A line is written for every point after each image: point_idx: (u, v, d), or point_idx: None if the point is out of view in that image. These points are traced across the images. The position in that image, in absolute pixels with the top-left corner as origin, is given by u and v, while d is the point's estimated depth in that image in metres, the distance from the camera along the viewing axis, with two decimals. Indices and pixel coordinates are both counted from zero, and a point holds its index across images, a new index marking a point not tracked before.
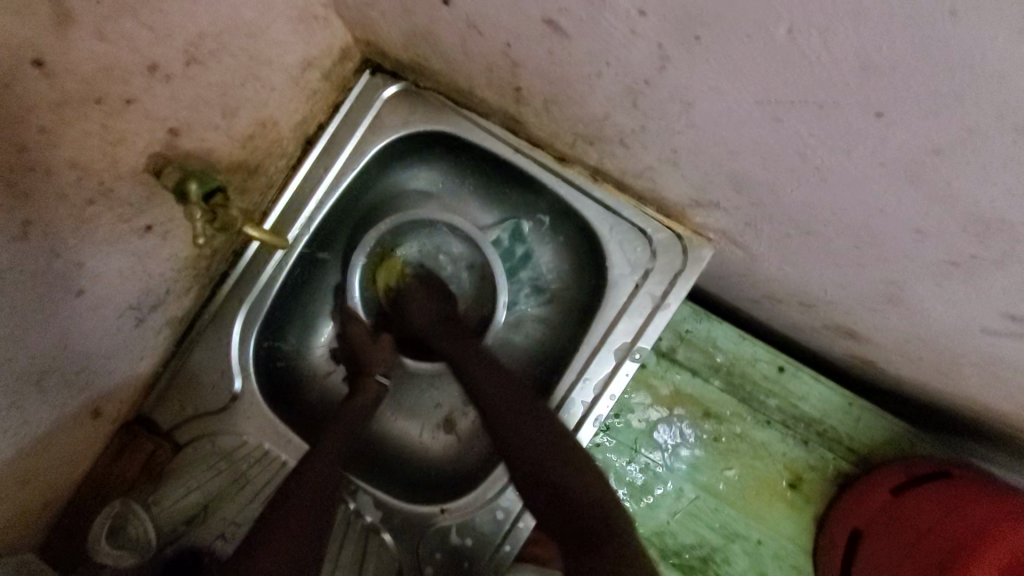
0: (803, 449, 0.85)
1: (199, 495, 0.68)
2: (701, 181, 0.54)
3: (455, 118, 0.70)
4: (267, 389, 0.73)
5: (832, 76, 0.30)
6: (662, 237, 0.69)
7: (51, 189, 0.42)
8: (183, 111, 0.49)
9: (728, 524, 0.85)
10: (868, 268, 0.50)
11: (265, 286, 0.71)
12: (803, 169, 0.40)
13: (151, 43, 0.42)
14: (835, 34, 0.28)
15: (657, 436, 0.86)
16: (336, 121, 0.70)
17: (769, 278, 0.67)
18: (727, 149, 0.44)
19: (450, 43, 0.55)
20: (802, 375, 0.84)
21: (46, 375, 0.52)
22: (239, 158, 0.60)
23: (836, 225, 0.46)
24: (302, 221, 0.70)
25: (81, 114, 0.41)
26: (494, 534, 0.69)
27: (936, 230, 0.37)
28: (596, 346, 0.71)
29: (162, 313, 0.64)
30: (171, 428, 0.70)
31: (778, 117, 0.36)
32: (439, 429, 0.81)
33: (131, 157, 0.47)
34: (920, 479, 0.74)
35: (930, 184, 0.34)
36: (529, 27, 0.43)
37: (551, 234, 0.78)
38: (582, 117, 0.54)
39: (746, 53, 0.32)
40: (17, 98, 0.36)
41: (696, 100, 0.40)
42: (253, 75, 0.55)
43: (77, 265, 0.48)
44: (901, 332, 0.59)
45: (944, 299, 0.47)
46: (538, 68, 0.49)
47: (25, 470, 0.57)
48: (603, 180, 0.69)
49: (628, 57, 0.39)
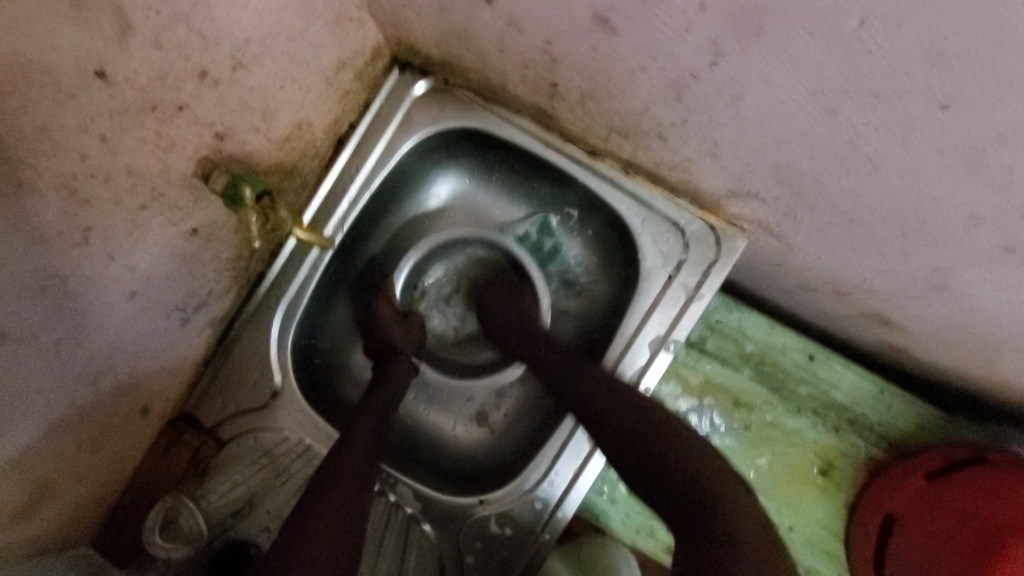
0: (835, 437, 0.85)
1: (242, 491, 0.70)
2: (741, 172, 0.54)
3: (485, 113, 0.70)
4: (306, 386, 0.74)
5: (895, 68, 0.30)
6: (695, 228, 0.69)
7: (108, 195, 0.43)
8: (227, 115, 0.50)
9: (760, 510, 0.86)
10: (913, 255, 0.50)
11: (301, 284, 0.72)
12: (854, 158, 0.40)
13: (200, 50, 0.43)
14: (902, 27, 0.28)
15: (687, 426, 0.87)
16: (366, 119, 0.70)
17: (804, 266, 0.67)
18: (774, 140, 0.44)
19: (484, 40, 0.55)
20: (834, 363, 0.84)
21: (99, 377, 0.54)
22: (278, 160, 0.61)
23: (883, 212, 0.45)
24: (337, 219, 0.70)
25: (136, 123, 0.42)
26: (533, 524, 0.71)
27: (993, 216, 0.37)
28: (630, 338, 0.71)
29: (205, 314, 0.66)
30: (214, 424, 0.72)
31: (833, 108, 0.36)
32: (472, 421, 0.82)
33: (180, 162, 0.48)
34: (956, 464, 0.73)
35: (990, 171, 0.34)
36: (573, 24, 0.43)
37: (580, 227, 0.78)
38: (618, 110, 0.54)
39: (805, 45, 0.32)
40: (79, 107, 0.37)
41: (746, 92, 0.40)
42: (292, 77, 0.56)
43: (129, 269, 0.49)
44: (944, 318, 0.59)
45: (993, 285, 0.46)
46: (578, 63, 0.49)
47: (80, 467, 0.58)
48: (634, 173, 0.69)
49: (677, 51, 0.39)
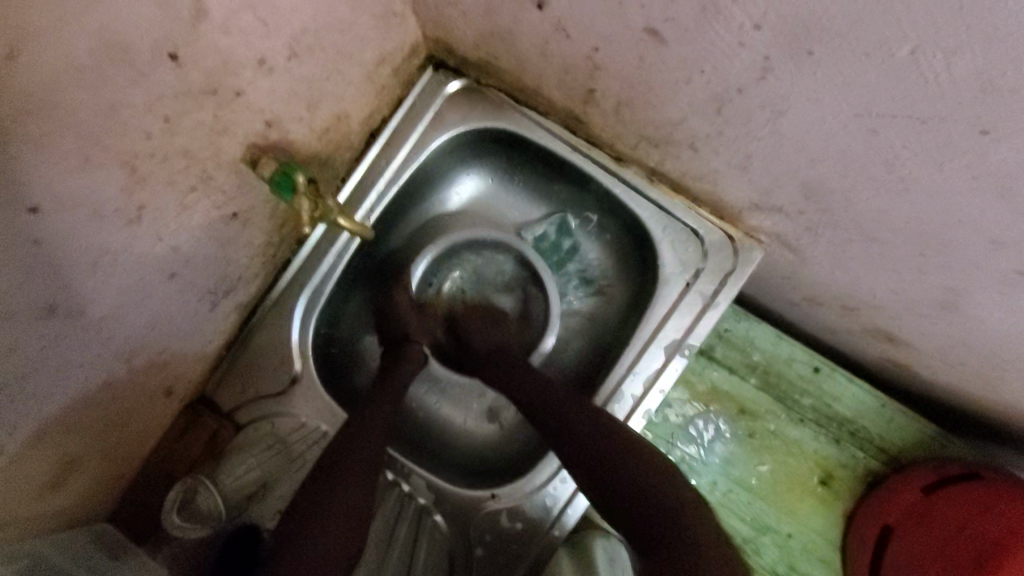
0: (834, 448, 0.87)
1: (258, 475, 0.70)
2: (768, 186, 0.56)
3: (515, 115, 0.72)
4: (324, 373, 0.75)
5: (941, 94, 0.32)
6: (714, 238, 0.71)
7: (163, 175, 0.44)
8: (276, 104, 0.51)
9: (760, 517, 0.88)
10: (928, 275, 0.52)
11: (326, 272, 0.73)
12: (885, 178, 0.42)
13: (262, 39, 0.44)
14: (953, 56, 0.30)
15: (692, 431, 0.89)
16: (399, 114, 0.72)
17: (817, 281, 0.69)
18: (808, 156, 0.46)
19: (527, 44, 0.57)
20: (839, 376, 0.86)
21: (133, 354, 0.55)
22: (316, 150, 0.62)
23: (904, 231, 0.48)
24: (364, 210, 0.71)
25: (197, 106, 0.43)
26: (542, 520, 0.72)
27: (1015, 241, 0.39)
28: (646, 341, 0.73)
29: (233, 298, 0.66)
30: (233, 408, 0.73)
31: (873, 129, 0.38)
32: (483, 417, 0.83)
33: (230, 147, 0.49)
34: (950, 479, 0.76)
35: (1020, 198, 0.36)
36: (625, 32, 0.45)
37: (599, 231, 0.80)
38: (653, 120, 0.56)
39: (857, 66, 0.34)
40: (149, 88, 0.38)
41: (789, 108, 0.42)
42: (337, 69, 0.57)
43: (172, 248, 0.50)
44: (951, 338, 0.61)
45: (1005, 307, 0.49)
46: (621, 72, 0.51)
47: (104, 444, 0.59)
48: (658, 180, 0.71)
49: (726, 65, 0.41)
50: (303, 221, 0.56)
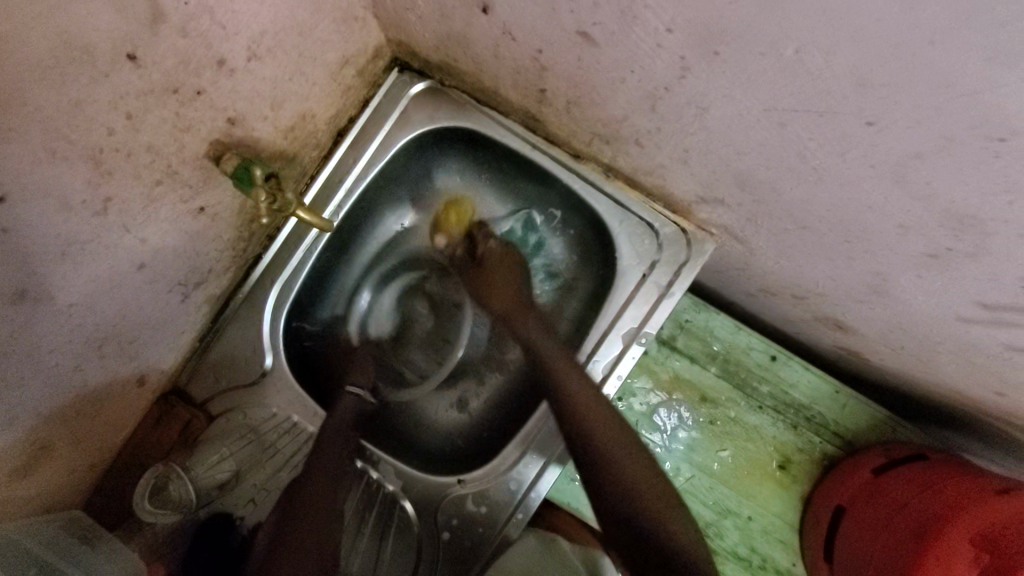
0: (792, 433, 0.91)
1: (231, 463, 0.73)
2: (709, 179, 0.59)
3: (477, 114, 0.75)
4: (295, 365, 0.78)
5: (829, 88, 0.36)
6: (668, 231, 0.74)
7: (128, 169, 0.47)
8: (239, 103, 0.54)
9: (722, 501, 0.91)
10: (856, 260, 0.56)
11: (296, 267, 0.75)
12: (801, 168, 0.46)
13: (221, 41, 0.47)
14: (834, 54, 0.33)
15: (657, 419, 0.92)
16: (366, 115, 0.75)
17: (765, 271, 0.73)
18: (735, 149, 0.49)
19: (481, 46, 0.60)
20: (794, 364, 0.90)
21: (104, 342, 0.57)
22: (282, 147, 0.64)
23: (829, 219, 0.51)
24: (333, 207, 0.74)
25: (160, 104, 0.46)
26: (507, 503, 0.75)
27: (919, 225, 0.43)
28: (605, 331, 0.76)
29: (203, 291, 0.69)
30: (206, 400, 0.75)
31: (783, 122, 0.42)
32: (453, 407, 0.85)
33: (194, 143, 0.52)
34: (899, 461, 0.81)
35: (913, 183, 0.39)
36: (562, 36, 0.48)
37: (562, 226, 0.83)
38: (600, 118, 0.60)
39: (758, 65, 0.38)
40: (112, 86, 0.41)
41: (710, 105, 0.45)
42: (300, 70, 0.60)
43: (140, 240, 0.53)
44: (887, 321, 0.65)
45: (923, 289, 0.53)
46: (565, 72, 0.54)
47: (76, 431, 0.61)
48: (614, 176, 0.74)
49: (652, 65, 0.45)
50: (262, 213, 0.59)
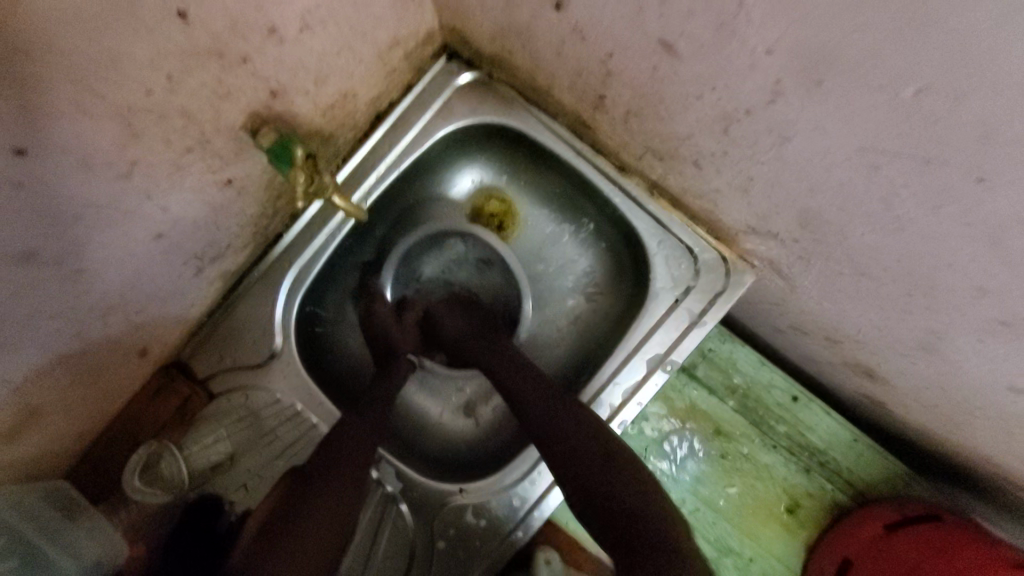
0: (803, 477, 0.87)
1: (226, 446, 0.69)
2: (766, 211, 0.56)
3: (523, 113, 0.71)
4: (305, 351, 0.74)
5: (943, 136, 0.33)
6: (708, 257, 0.71)
7: (159, 133, 0.44)
8: (283, 75, 0.51)
9: (723, 538, 0.87)
10: (912, 315, 0.52)
11: (316, 251, 0.72)
12: (879, 215, 0.43)
13: (274, 7, 0.44)
14: (961, 100, 0.30)
15: (666, 446, 0.89)
16: (407, 99, 0.71)
17: (803, 310, 0.70)
18: (807, 184, 0.46)
19: (542, 42, 0.56)
20: (814, 407, 0.87)
21: (111, 310, 0.54)
22: (319, 125, 0.61)
23: (894, 269, 0.48)
24: (362, 192, 0.71)
25: (202, 67, 0.42)
26: (508, 519, 0.72)
27: (1000, 290, 0.39)
28: (629, 353, 0.72)
29: (219, 265, 0.66)
30: (207, 376, 0.71)
31: (874, 165, 0.39)
32: (459, 411, 0.83)
33: (231, 112, 0.48)
34: (912, 518, 0.77)
35: (1008, 249, 0.36)
36: (640, 43, 0.45)
37: (594, 239, 0.80)
38: (660, 133, 0.56)
39: (864, 102, 0.35)
40: (153, 42, 0.37)
41: (792, 136, 0.43)
42: (349, 47, 0.56)
43: (161, 208, 0.50)
44: (928, 381, 0.61)
45: (982, 357, 0.49)
46: (633, 81, 0.51)
47: (70, 398, 0.58)
48: (659, 195, 0.71)
49: (738, 86, 0.42)
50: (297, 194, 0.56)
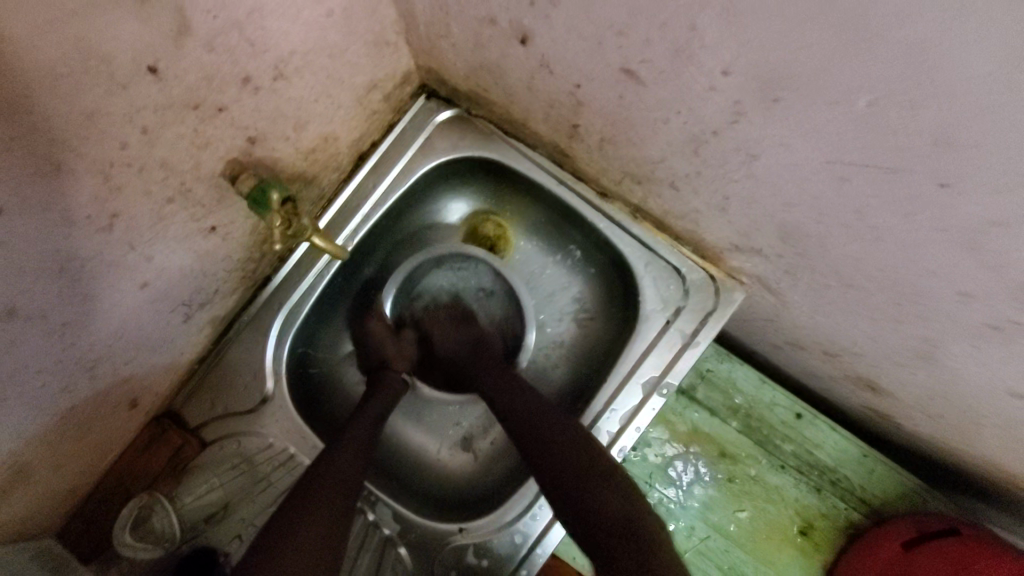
0: (816, 497, 0.84)
1: (221, 494, 0.68)
2: (746, 228, 0.56)
3: (504, 145, 0.73)
4: (297, 394, 0.73)
5: (906, 145, 0.33)
6: (696, 277, 0.71)
7: (139, 185, 0.45)
8: (260, 122, 0.52)
9: (738, 567, 0.84)
10: (903, 324, 0.51)
11: (306, 291, 0.72)
12: (855, 226, 0.43)
13: (249, 59, 0.46)
14: (915, 109, 0.31)
15: (672, 472, 0.87)
16: (389, 140, 0.73)
17: (796, 325, 0.69)
18: (781, 200, 0.47)
19: (513, 76, 0.58)
20: (820, 423, 0.84)
21: (98, 362, 0.54)
22: (301, 168, 0.63)
23: (878, 278, 0.47)
24: (348, 231, 0.72)
25: (180, 119, 0.44)
26: (510, 558, 0.69)
27: (981, 293, 0.39)
28: (624, 378, 0.71)
29: (207, 311, 0.66)
30: (199, 425, 0.70)
31: (841, 176, 0.40)
32: (457, 447, 0.81)
33: (210, 160, 0.50)
34: (931, 535, 0.73)
35: (982, 250, 0.36)
36: (605, 72, 0.47)
37: (581, 266, 0.80)
38: (635, 157, 0.57)
39: (823, 113, 0.36)
40: (130, 98, 0.39)
41: (760, 153, 0.43)
42: (326, 92, 0.58)
43: (145, 258, 0.51)
44: (929, 390, 0.59)
45: (978, 361, 0.47)
46: (604, 110, 0.52)
47: (60, 455, 0.57)
48: (643, 218, 0.71)
49: (700, 108, 0.43)
50: (276, 238, 0.57)
